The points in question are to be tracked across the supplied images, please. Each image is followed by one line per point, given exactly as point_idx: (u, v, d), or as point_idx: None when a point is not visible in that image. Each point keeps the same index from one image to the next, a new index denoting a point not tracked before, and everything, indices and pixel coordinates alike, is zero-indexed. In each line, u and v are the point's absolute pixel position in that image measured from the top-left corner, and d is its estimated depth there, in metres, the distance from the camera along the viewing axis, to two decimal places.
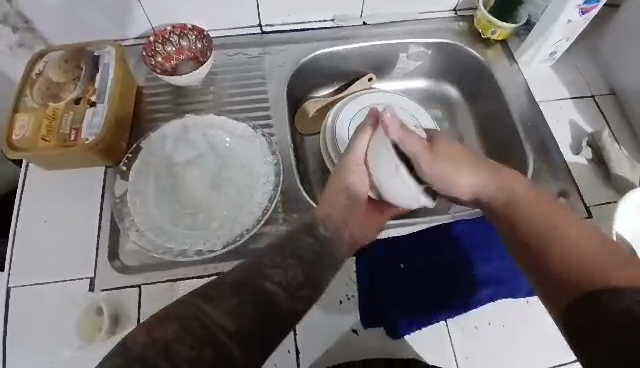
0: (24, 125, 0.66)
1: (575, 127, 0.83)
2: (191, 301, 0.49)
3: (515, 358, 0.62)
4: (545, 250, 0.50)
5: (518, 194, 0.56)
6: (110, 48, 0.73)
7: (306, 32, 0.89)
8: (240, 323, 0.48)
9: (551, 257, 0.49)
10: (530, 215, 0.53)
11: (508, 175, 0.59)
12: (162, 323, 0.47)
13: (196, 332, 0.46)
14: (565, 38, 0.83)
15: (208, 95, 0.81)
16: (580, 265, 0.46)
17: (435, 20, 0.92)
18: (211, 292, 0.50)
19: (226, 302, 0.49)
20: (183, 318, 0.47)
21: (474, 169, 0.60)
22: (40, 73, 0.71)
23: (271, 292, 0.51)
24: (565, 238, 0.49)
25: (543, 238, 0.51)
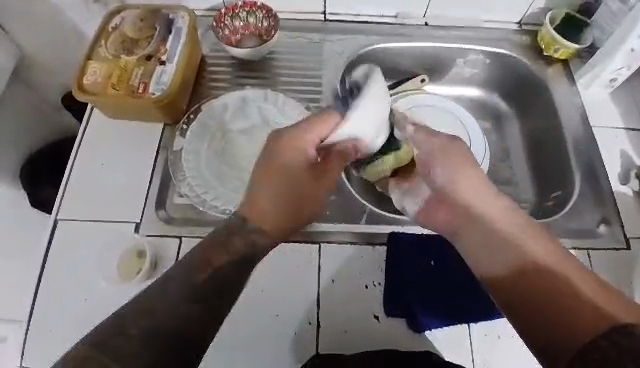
0: (95, 72, 0.70)
1: (626, 157, 0.81)
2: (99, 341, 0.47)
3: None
4: (534, 293, 0.50)
5: (514, 234, 0.55)
6: (183, 13, 0.76)
7: (367, 25, 0.90)
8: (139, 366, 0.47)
9: (532, 303, 0.49)
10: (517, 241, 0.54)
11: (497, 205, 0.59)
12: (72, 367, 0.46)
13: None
14: (627, 66, 0.81)
15: (267, 71, 0.84)
16: (567, 315, 0.46)
17: (498, 30, 0.91)
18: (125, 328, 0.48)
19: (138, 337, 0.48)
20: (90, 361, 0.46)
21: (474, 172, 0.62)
22: (116, 26, 0.75)
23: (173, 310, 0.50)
24: (557, 290, 0.48)
25: (533, 287, 0.50)
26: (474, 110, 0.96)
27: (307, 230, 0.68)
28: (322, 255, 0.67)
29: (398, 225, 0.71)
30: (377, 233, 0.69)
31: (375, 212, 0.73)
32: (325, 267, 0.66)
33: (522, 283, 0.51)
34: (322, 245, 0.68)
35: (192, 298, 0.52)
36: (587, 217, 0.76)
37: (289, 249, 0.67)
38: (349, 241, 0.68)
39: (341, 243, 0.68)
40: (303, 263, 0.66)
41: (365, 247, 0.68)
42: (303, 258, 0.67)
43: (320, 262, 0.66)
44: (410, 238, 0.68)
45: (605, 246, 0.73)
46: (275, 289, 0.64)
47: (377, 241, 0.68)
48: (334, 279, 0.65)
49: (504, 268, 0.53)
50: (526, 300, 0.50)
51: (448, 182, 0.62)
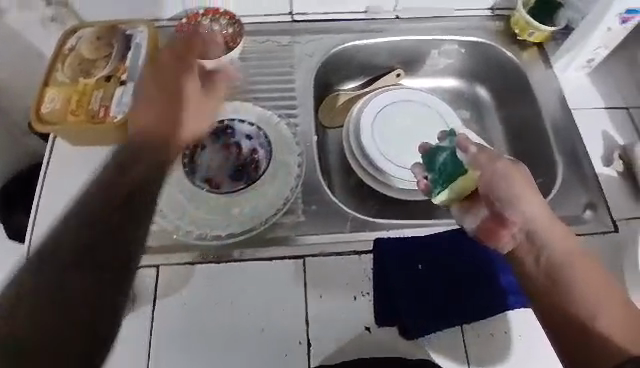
0: (53, 99, 0.67)
1: (608, 138, 0.80)
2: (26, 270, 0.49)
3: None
4: (570, 305, 0.50)
5: (556, 245, 0.54)
6: (142, 27, 0.72)
7: (337, 23, 0.87)
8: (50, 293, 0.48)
9: (565, 312, 0.51)
10: (566, 264, 0.53)
11: (552, 225, 0.55)
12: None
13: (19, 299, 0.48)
14: (604, 46, 0.79)
15: (236, 81, 0.81)
16: (594, 335, 0.48)
17: (471, 18, 0.89)
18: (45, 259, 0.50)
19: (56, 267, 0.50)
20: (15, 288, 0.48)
21: (535, 192, 0.56)
22: (72, 48, 0.71)
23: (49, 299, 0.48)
24: (592, 317, 0.49)
25: (569, 300, 0.51)
26: (452, 100, 0.94)
27: (291, 245, 0.66)
28: (307, 270, 0.65)
29: (380, 230, 0.69)
30: (362, 240, 0.68)
31: (358, 218, 0.71)
32: (311, 282, 0.64)
33: (559, 295, 0.52)
34: (307, 259, 0.65)
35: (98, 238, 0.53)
36: (573, 203, 0.75)
37: (272, 266, 0.64)
38: (333, 252, 0.66)
39: (326, 255, 0.66)
40: (288, 281, 0.64)
41: (351, 257, 0.66)
42: (287, 274, 0.64)
43: (305, 277, 0.64)
44: (395, 242, 0.66)
45: (594, 231, 0.72)
46: (261, 310, 0.62)
47: (362, 249, 0.67)
48: (321, 293, 0.63)
49: (542, 276, 0.53)
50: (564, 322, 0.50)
51: (508, 200, 0.56)
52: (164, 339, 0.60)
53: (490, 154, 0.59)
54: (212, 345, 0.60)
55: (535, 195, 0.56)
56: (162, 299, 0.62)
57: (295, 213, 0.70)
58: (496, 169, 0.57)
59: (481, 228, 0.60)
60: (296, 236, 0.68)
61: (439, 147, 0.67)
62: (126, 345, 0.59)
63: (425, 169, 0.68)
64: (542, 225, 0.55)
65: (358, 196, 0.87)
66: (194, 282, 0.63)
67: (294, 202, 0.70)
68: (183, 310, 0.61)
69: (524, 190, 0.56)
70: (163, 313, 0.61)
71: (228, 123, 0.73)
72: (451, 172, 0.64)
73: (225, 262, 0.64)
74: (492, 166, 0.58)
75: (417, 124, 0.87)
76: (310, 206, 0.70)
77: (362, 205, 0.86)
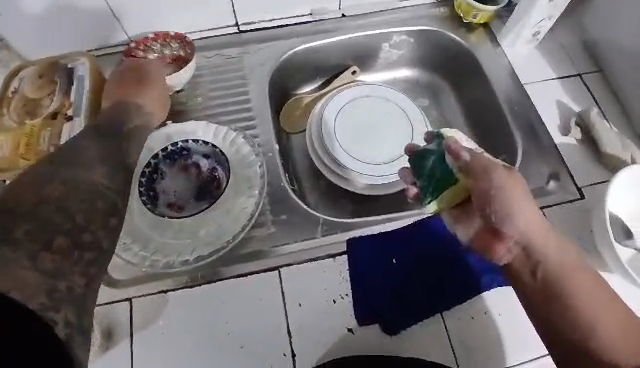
0: (2, 147, 0.63)
1: (563, 107, 0.81)
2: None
3: (516, 346, 0.61)
4: (570, 317, 0.52)
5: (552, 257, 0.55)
6: (83, 59, 0.70)
7: (284, 29, 0.86)
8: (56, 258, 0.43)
9: (566, 323, 0.53)
10: (563, 276, 0.54)
11: (549, 236, 0.55)
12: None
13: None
14: (547, 18, 0.80)
15: (189, 100, 0.79)
16: (593, 343, 0.51)
17: (415, 8, 0.90)
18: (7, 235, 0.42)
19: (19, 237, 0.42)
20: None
21: (532, 204, 0.56)
22: (16, 90, 0.68)
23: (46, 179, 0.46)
24: (590, 326, 0.52)
25: (568, 311, 0.53)
26: (409, 90, 0.96)
27: (265, 259, 0.66)
28: (284, 280, 0.64)
29: (355, 231, 0.68)
30: (335, 243, 0.67)
31: (330, 221, 0.70)
32: (288, 292, 0.63)
33: (557, 306, 0.53)
34: (282, 270, 0.65)
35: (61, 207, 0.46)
36: (537, 175, 0.76)
37: (247, 282, 0.64)
38: (307, 259, 0.65)
39: (302, 262, 0.65)
40: (266, 294, 0.63)
41: (326, 261, 0.65)
42: (264, 288, 0.64)
43: (282, 288, 0.64)
44: (365, 241, 0.67)
45: (559, 201, 0.73)
46: (242, 328, 0.61)
47: (336, 252, 0.66)
48: (300, 302, 0.63)
49: (539, 289, 0.55)
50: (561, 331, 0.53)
51: (505, 213, 0.55)
52: None
53: (485, 162, 0.56)
54: None
55: (533, 209, 0.56)
56: (140, 332, 0.60)
57: (265, 225, 0.69)
58: (493, 182, 0.55)
59: (475, 238, 0.58)
60: (268, 248, 0.67)
61: (425, 150, 0.62)
62: None
63: (413, 174, 0.63)
64: (539, 239, 0.55)
65: (330, 197, 0.87)
66: (170, 311, 0.62)
67: (263, 215, 0.70)
68: (163, 339, 0.60)
69: (521, 203, 0.55)
70: (142, 346, 0.60)
71: (183, 145, 0.72)
72: (441, 179, 0.59)
73: (200, 286, 0.63)
74: (488, 179, 0.55)
75: (379, 118, 0.88)
76: (279, 216, 0.70)
77: (335, 205, 0.86)
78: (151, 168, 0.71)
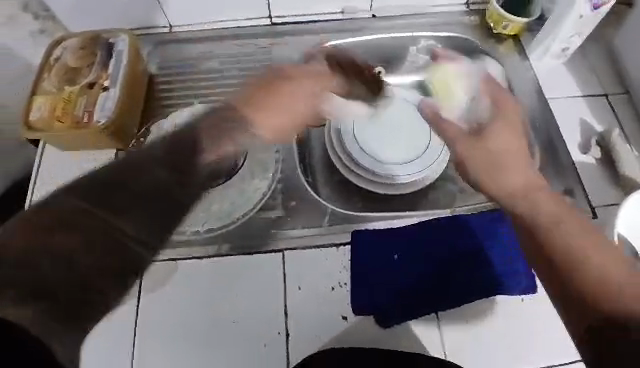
0: (40, 107, 0.69)
1: (585, 125, 0.80)
2: (84, 208, 0.42)
3: (513, 359, 0.63)
4: (565, 268, 0.46)
5: (543, 210, 0.51)
6: (123, 35, 0.75)
7: (315, 24, 0.89)
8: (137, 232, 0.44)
9: (562, 277, 0.46)
10: (549, 225, 0.49)
11: (533, 188, 0.54)
12: (56, 232, 0.40)
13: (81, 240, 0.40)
14: (578, 33, 0.79)
15: (217, 85, 0.83)
16: (587, 293, 0.44)
17: (446, 14, 0.92)
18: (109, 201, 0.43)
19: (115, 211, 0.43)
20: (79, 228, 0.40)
21: (509, 158, 0.56)
22: (57, 58, 0.73)
23: (75, 206, 0.41)
24: (584, 273, 0.45)
25: (561, 264, 0.46)
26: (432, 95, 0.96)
27: (271, 241, 0.68)
28: (286, 262, 0.67)
29: (360, 224, 0.70)
30: (340, 233, 0.69)
31: (337, 211, 0.72)
32: (289, 274, 0.66)
33: (551, 259, 0.47)
34: (285, 253, 0.67)
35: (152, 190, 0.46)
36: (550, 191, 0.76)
37: (252, 260, 0.66)
38: (311, 245, 0.68)
39: (306, 248, 0.68)
40: (268, 274, 0.66)
41: (329, 249, 0.67)
42: (267, 268, 0.66)
43: (284, 269, 0.66)
44: (371, 235, 0.68)
45: None
46: (242, 302, 0.64)
47: (340, 241, 0.68)
48: (300, 285, 0.65)
49: (532, 243, 0.50)
50: (556, 286, 0.47)
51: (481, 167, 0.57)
52: (148, 332, 0.62)
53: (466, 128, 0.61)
54: (195, 337, 0.62)
55: (512, 162, 0.56)
56: (147, 294, 0.64)
57: (275, 209, 0.72)
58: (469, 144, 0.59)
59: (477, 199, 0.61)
60: (275, 229, 0.70)
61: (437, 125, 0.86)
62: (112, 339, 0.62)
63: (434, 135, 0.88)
64: (519, 190, 0.54)
65: (342, 191, 0.89)
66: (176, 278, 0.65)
67: (274, 198, 0.73)
68: (167, 304, 0.64)
69: (494, 157, 0.56)
70: (147, 308, 0.63)
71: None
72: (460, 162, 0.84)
73: (207, 258, 0.66)
74: (466, 142, 0.59)
75: (399, 118, 0.88)
76: (289, 202, 0.73)
77: (345, 200, 0.88)
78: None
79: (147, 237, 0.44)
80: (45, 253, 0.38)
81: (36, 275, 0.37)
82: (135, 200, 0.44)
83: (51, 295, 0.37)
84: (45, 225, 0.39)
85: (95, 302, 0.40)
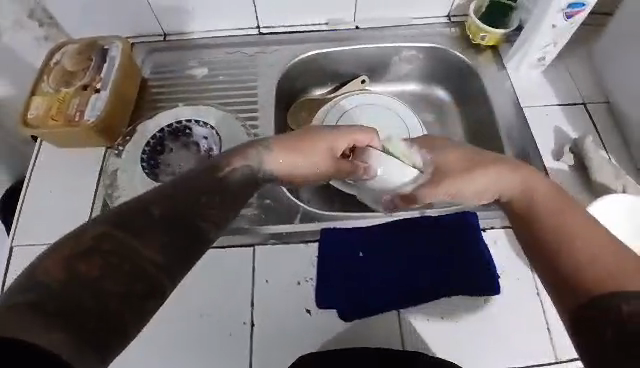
0: (37, 106, 0.75)
1: (560, 133, 0.82)
2: (105, 233, 0.40)
3: (472, 359, 0.63)
4: (554, 252, 0.48)
5: (538, 203, 0.54)
6: (117, 42, 0.81)
7: (301, 34, 0.93)
8: (163, 256, 0.41)
9: (553, 261, 0.48)
10: (543, 211, 0.52)
11: (529, 176, 0.57)
12: (75, 259, 0.38)
13: (108, 269, 0.38)
14: (553, 43, 0.81)
15: (204, 89, 0.88)
16: (573, 268, 0.46)
17: (428, 26, 0.94)
18: (135, 223, 0.41)
19: (152, 229, 0.41)
20: (100, 256, 0.38)
21: (492, 164, 0.61)
22: (56, 62, 0.79)
23: (97, 231, 0.40)
24: (571, 251, 0.47)
25: (546, 243, 0.50)
26: (413, 103, 0.99)
27: (243, 236, 0.71)
28: (256, 256, 0.69)
29: (328, 221, 0.73)
30: (309, 230, 0.72)
31: (308, 211, 0.75)
32: (257, 268, 0.69)
33: (542, 241, 0.50)
34: (256, 247, 0.70)
35: (185, 210, 0.44)
36: None
37: (224, 254, 0.70)
38: (281, 241, 0.70)
39: (276, 243, 0.70)
40: (238, 267, 0.69)
41: (297, 245, 0.70)
42: (238, 261, 0.69)
43: (254, 263, 0.69)
44: (339, 233, 0.71)
45: None
46: (212, 294, 0.67)
47: (309, 238, 0.71)
48: (268, 279, 0.68)
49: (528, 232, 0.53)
50: (547, 267, 0.49)
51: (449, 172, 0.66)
52: None
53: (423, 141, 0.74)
54: (167, 325, 0.65)
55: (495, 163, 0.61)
56: None
57: (250, 206, 0.75)
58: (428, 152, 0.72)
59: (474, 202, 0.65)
60: (246, 226, 0.72)
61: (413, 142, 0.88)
62: None
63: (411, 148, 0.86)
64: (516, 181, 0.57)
65: (322, 193, 0.91)
66: None
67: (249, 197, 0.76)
68: None
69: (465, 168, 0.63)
70: None
71: (186, 124, 0.81)
72: None
73: None
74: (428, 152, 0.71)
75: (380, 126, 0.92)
76: (264, 200, 0.76)
77: (325, 202, 0.91)
78: (156, 141, 0.79)
79: (172, 263, 0.41)
80: (72, 277, 0.36)
81: (65, 298, 0.35)
82: (158, 224, 0.42)
83: (68, 316, 0.34)
84: (79, 251, 0.38)
85: (117, 330, 0.36)
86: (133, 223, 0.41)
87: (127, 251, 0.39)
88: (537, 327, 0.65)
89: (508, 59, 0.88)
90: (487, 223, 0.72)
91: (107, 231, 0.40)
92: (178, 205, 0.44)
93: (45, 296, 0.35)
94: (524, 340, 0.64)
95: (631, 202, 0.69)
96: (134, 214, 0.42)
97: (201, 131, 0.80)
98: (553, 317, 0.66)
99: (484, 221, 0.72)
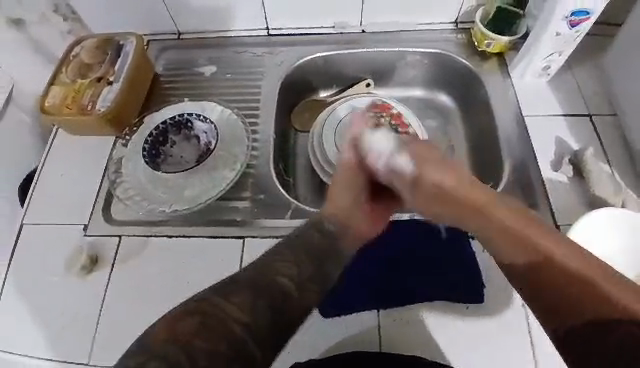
0: (55, 95, 0.81)
1: (562, 144, 0.80)
2: (208, 302, 0.50)
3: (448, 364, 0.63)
4: (542, 286, 0.49)
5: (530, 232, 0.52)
6: (132, 38, 0.85)
7: (308, 37, 0.96)
8: (249, 320, 0.50)
9: (549, 293, 0.49)
10: (508, 234, 0.53)
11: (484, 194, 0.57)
12: (176, 322, 0.48)
13: (206, 332, 0.47)
14: (557, 52, 0.81)
15: (211, 86, 0.92)
16: (563, 287, 0.48)
17: (434, 32, 0.95)
18: (229, 290, 0.52)
19: (244, 295, 0.52)
20: (198, 320, 0.48)
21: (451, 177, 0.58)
22: (75, 55, 0.85)
23: (201, 298, 0.51)
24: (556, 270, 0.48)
25: (531, 267, 0.50)
26: (417, 109, 1.00)
27: (234, 227, 0.74)
28: (245, 248, 0.71)
29: None
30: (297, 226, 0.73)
31: (300, 208, 0.76)
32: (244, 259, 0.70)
33: (527, 267, 0.51)
34: (246, 239, 0.72)
35: (270, 281, 0.54)
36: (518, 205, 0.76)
37: (214, 243, 0.72)
38: (270, 235, 0.72)
39: (265, 236, 0.72)
40: (226, 256, 0.71)
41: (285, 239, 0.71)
42: (226, 251, 0.71)
43: (242, 253, 0.71)
44: None
45: None
46: (200, 281, 0.69)
47: None
48: None
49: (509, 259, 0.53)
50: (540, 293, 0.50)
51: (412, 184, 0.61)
52: (115, 298, 0.69)
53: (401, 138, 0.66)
54: (154, 307, 0.68)
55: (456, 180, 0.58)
56: (120, 264, 0.71)
57: (244, 200, 0.78)
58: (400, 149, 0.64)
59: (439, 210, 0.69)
60: (239, 218, 0.75)
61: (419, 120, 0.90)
62: (84, 300, 0.69)
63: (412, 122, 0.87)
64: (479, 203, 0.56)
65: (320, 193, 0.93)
66: (146, 252, 0.72)
67: (243, 190, 0.79)
68: (134, 274, 0.70)
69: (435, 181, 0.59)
70: (117, 277, 0.70)
71: (188, 117, 0.84)
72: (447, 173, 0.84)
73: (175, 237, 0.73)
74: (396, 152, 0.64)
75: None
76: (258, 195, 0.78)
77: None
78: (159, 132, 0.83)
79: (259, 330, 0.50)
80: (173, 340, 0.46)
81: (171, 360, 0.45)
82: (250, 294, 0.52)
83: None
84: (182, 316, 0.49)
85: None
86: (229, 291, 0.52)
87: (226, 314, 0.49)
88: (517, 337, 0.65)
89: (513, 65, 0.88)
90: None
91: (210, 301, 0.51)
92: (266, 276, 0.54)
93: (152, 355, 0.45)
94: (503, 349, 0.64)
95: (629, 217, 0.66)
96: (229, 284, 0.53)
97: (202, 125, 0.83)
98: (536, 329, 0.65)
99: (472, 228, 0.72)
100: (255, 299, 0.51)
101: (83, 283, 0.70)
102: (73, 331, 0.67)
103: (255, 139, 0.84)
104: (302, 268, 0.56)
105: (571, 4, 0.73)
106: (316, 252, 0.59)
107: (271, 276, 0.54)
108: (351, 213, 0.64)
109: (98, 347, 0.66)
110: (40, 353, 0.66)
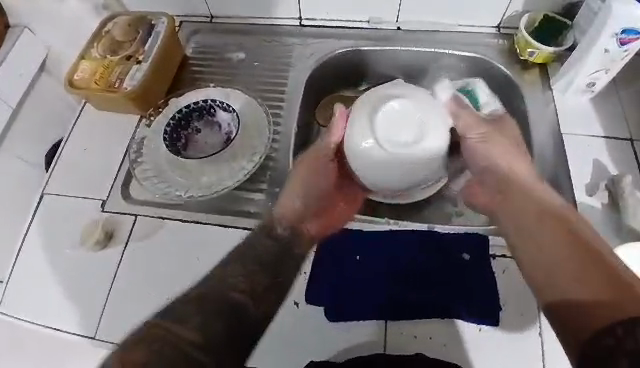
0: (84, 70, 0.81)
1: (598, 167, 0.75)
2: (160, 326, 0.54)
3: None
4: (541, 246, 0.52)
5: (522, 216, 0.57)
6: (164, 18, 0.84)
7: (340, 30, 0.93)
8: (201, 337, 0.54)
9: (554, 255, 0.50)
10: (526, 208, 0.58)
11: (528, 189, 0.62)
12: (131, 350, 0.51)
13: (155, 353, 0.51)
14: (605, 69, 0.75)
15: (238, 72, 0.91)
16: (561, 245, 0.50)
17: (474, 35, 0.90)
18: (183, 308, 0.56)
19: (197, 315, 0.55)
20: (152, 344, 0.52)
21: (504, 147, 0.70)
22: (108, 31, 0.85)
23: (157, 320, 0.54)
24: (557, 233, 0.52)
25: (536, 227, 0.54)
26: None
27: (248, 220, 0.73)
28: None
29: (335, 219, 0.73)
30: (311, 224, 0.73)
31: None
32: None
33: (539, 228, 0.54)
34: None
35: (218, 298, 0.58)
36: None
37: (226, 233, 0.71)
38: None
39: None
40: None
41: None
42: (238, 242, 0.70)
43: None
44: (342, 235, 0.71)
45: None
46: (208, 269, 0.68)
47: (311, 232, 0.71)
48: None
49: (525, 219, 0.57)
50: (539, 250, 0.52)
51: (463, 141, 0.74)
52: (125, 276, 0.69)
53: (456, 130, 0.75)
54: (161, 289, 0.68)
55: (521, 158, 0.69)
56: (132, 243, 0.72)
57: (261, 192, 0.77)
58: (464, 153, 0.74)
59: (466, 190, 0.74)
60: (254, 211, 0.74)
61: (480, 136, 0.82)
62: (96, 274, 0.70)
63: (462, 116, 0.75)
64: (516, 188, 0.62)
65: None
66: (159, 234, 0.72)
67: (261, 182, 0.78)
68: (144, 254, 0.70)
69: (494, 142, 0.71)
70: (129, 256, 0.71)
71: (211, 103, 0.82)
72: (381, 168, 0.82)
73: (188, 223, 0.72)
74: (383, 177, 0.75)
75: None
76: (275, 188, 0.77)
77: None
78: (182, 115, 0.81)
79: (210, 339, 0.54)
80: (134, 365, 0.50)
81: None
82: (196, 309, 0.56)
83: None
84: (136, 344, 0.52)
85: None
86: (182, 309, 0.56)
87: (176, 333, 0.53)
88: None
89: (555, 78, 0.82)
90: (499, 250, 0.68)
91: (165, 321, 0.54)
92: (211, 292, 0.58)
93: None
94: None
95: None
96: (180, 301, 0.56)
97: (222, 113, 0.81)
98: (552, 361, 0.61)
99: (493, 247, 0.68)
100: (210, 309, 0.56)
101: (95, 258, 0.71)
102: (82, 304, 0.68)
103: (277, 131, 0.82)
104: (251, 276, 0.61)
105: (623, 21, 0.68)
106: (267, 260, 0.64)
107: (220, 287, 0.59)
108: (307, 212, 0.72)
109: (103, 322, 0.67)
110: (50, 321, 0.68)
